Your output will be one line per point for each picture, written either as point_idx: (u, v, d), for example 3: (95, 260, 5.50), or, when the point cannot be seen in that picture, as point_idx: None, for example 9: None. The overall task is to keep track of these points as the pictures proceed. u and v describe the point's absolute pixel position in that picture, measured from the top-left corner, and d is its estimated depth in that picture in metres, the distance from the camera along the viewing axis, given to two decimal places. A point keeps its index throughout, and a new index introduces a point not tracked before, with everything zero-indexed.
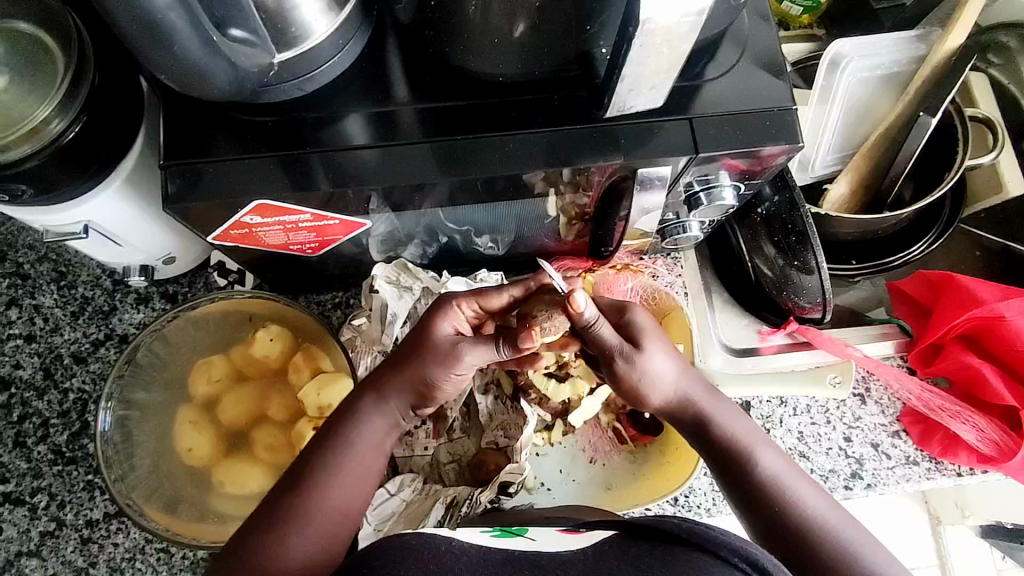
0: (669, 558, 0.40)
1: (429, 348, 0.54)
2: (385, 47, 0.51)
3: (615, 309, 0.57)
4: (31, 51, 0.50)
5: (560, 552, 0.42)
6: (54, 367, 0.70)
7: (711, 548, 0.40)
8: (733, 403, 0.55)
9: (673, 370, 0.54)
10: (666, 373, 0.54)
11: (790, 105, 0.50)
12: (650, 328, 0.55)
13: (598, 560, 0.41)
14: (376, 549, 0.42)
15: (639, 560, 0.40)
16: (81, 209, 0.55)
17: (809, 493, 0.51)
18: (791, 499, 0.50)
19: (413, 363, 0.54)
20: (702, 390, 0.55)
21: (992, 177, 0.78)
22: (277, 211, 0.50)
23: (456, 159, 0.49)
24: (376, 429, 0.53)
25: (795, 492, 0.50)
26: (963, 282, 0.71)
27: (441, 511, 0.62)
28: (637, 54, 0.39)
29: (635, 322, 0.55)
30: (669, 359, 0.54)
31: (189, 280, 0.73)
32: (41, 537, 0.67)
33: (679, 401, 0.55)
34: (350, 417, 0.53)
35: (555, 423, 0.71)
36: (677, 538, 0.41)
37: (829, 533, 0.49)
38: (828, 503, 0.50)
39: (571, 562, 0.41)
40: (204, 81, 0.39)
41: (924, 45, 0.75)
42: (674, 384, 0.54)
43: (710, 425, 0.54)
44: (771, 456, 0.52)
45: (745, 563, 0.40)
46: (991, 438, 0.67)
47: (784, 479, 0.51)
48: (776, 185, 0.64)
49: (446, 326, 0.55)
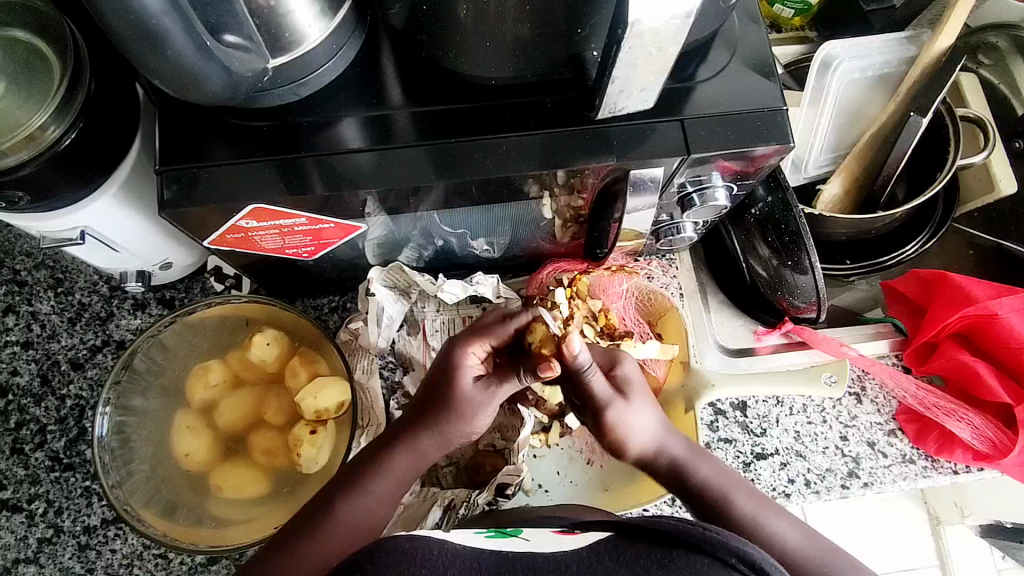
0: (666, 559, 0.40)
1: (456, 406, 0.54)
2: (380, 52, 0.51)
3: (605, 361, 0.61)
4: (28, 59, 0.51)
5: (556, 554, 0.42)
6: (51, 373, 0.71)
7: (709, 550, 0.40)
8: (706, 453, 0.59)
9: (655, 421, 0.58)
10: (648, 424, 0.58)
11: (780, 105, 0.51)
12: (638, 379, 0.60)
13: (594, 562, 0.41)
14: (369, 554, 0.42)
15: (636, 562, 0.41)
16: (76, 216, 0.55)
17: (785, 527, 0.54)
18: (768, 534, 0.54)
19: (443, 419, 0.55)
20: (680, 440, 0.59)
21: (984, 176, 0.78)
22: (273, 215, 0.50)
23: (450, 161, 0.49)
24: (400, 480, 0.55)
25: (771, 528, 0.54)
26: (956, 281, 0.72)
27: (439, 512, 0.62)
28: (626, 55, 0.39)
29: (623, 374, 0.60)
30: (648, 412, 0.58)
31: (186, 285, 0.73)
32: (39, 543, 0.67)
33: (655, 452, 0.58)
34: (381, 455, 0.55)
35: (552, 424, 0.70)
36: (676, 539, 0.41)
37: (809, 561, 0.52)
38: (804, 534, 0.54)
39: (566, 564, 0.41)
40: (199, 87, 0.40)
41: (914, 46, 0.75)
42: (654, 437, 0.58)
43: (686, 474, 0.58)
44: (748, 497, 0.56)
45: (741, 564, 0.40)
46: (987, 435, 0.67)
47: (760, 517, 0.55)
48: (769, 186, 0.65)
49: (466, 379, 0.55)
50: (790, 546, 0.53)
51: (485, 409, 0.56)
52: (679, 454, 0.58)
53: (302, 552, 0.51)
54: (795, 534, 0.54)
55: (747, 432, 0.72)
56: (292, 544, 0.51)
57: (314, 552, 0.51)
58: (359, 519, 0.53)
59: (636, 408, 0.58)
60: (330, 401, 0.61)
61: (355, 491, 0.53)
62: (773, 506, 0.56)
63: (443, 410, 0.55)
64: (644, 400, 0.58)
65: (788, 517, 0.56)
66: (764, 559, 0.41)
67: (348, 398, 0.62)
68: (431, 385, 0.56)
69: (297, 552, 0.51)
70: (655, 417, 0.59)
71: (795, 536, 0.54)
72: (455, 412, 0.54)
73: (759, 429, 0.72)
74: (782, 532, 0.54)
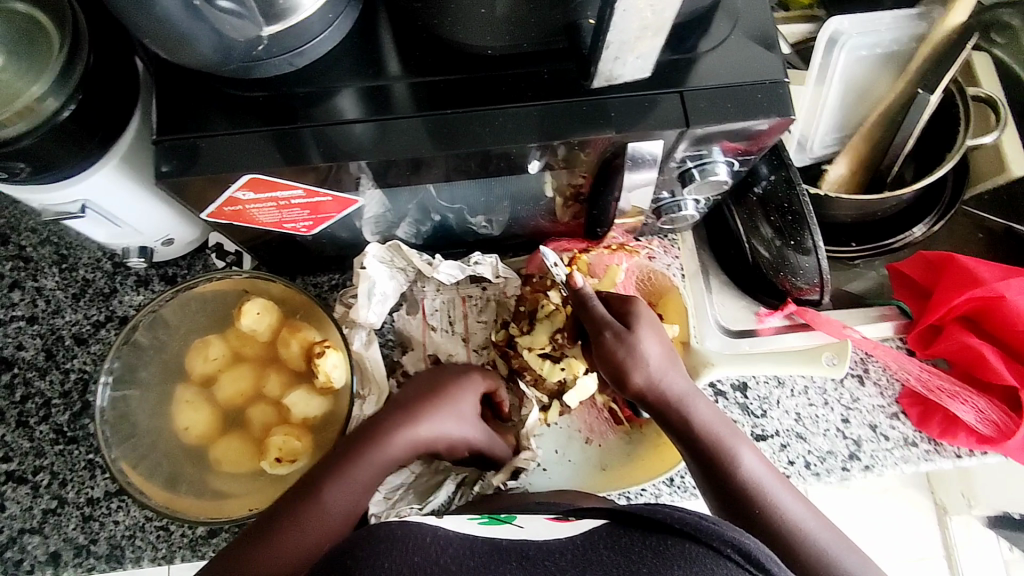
0: (661, 548, 0.40)
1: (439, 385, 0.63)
2: (376, 23, 0.51)
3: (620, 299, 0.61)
4: (28, 31, 0.51)
5: (551, 543, 0.42)
6: (55, 348, 0.71)
7: (705, 540, 0.40)
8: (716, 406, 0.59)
9: (664, 361, 0.58)
10: (655, 363, 0.57)
11: (783, 78, 0.50)
12: (650, 319, 0.59)
13: (588, 549, 0.40)
14: (360, 543, 0.41)
15: (631, 551, 0.40)
16: (76, 188, 0.55)
17: (788, 500, 0.54)
18: (771, 501, 0.54)
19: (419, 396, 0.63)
20: (689, 389, 0.58)
21: (995, 157, 0.77)
22: (269, 187, 0.50)
23: (447, 132, 0.49)
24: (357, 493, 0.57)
25: (773, 496, 0.54)
26: (963, 263, 0.71)
27: (453, 487, 0.65)
28: (620, 20, 0.39)
29: (636, 309, 0.60)
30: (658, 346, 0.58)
31: (188, 262, 0.73)
32: (44, 514, 0.67)
33: (661, 393, 0.57)
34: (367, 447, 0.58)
35: (551, 404, 0.69)
36: (670, 529, 0.40)
37: (807, 536, 0.52)
38: (804, 509, 0.54)
39: (559, 554, 0.40)
40: (188, 46, 0.39)
41: (926, 22, 0.72)
42: (664, 376, 0.58)
43: (690, 421, 0.57)
44: (753, 458, 0.56)
45: (738, 555, 0.39)
46: (990, 418, 0.67)
47: (764, 483, 0.55)
48: (771, 164, 0.64)
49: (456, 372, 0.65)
50: (790, 515, 0.53)
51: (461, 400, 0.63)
52: (690, 398, 0.58)
53: (274, 541, 0.53)
54: (796, 507, 0.54)
55: (748, 413, 0.71)
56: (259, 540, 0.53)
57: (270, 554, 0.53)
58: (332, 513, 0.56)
59: (646, 333, 0.58)
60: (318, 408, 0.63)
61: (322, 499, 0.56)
62: (779, 477, 0.56)
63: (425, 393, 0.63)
64: (656, 331, 0.59)
65: (789, 489, 0.55)
66: (763, 554, 0.40)
67: (340, 362, 0.62)
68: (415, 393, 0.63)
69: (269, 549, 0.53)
70: (661, 351, 0.58)
71: (795, 511, 0.54)
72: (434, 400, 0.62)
73: (760, 410, 0.71)
74: (784, 503, 0.54)
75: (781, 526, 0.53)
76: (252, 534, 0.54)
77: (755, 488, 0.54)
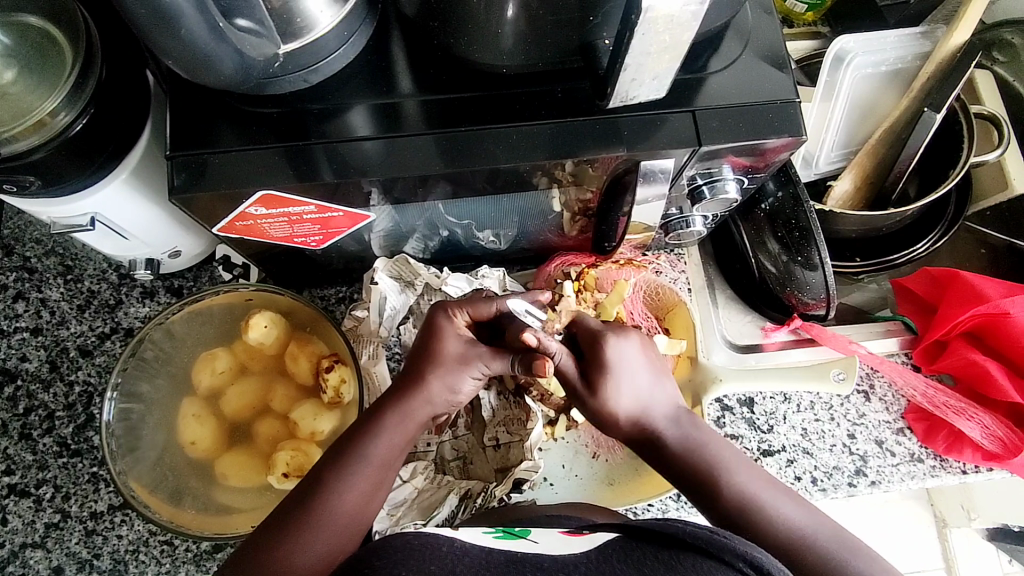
0: (672, 562, 0.40)
1: (439, 357, 0.54)
2: (390, 39, 0.51)
3: (595, 336, 0.57)
4: (42, 45, 0.51)
5: (565, 555, 0.42)
6: (60, 360, 0.71)
7: (716, 553, 0.40)
8: (700, 424, 0.57)
9: (643, 396, 0.56)
10: (633, 400, 0.55)
11: (794, 97, 0.50)
12: (628, 359, 0.55)
13: (602, 563, 0.40)
14: (377, 550, 0.41)
15: (643, 564, 0.40)
16: (86, 202, 0.55)
17: (789, 511, 0.52)
18: (769, 517, 0.51)
19: (419, 376, 0.54)
20: (670, 415, 0.56)
21: (997, 174, 0.78)
22: (281, 203, 0.50)
23: (459, 150, 0.49)
24: (393, 443, 0.52)
25: (771, 511, 0.52)
26: (968, 279, 0.71)
27: (456, 500, 0.64)
28: (639, 43, 0.39)
29: (609, 351, 0.55)
30: (634, 382, 0.55)
31: (194, 274, 0.73)
32: (46, 528, 0.67)
33: (643, 424, 0.56)
34: (363, 435, 0.52)
35: (558, 418, 0.70)
36: (683, 543, 0.40)
37: (812, 547, 0.50)
38: (805, 516, 0.52)
39: (576, 565, 0.40)
40: (210, 67, 0.40)
41: (929, 41, 0.74)
42: (643, 409, 0.56)
43: (675, 448, 0.55)
44: (746, 474, 0.54)
45: (748, 568, 0.39)
46: (996, 435, 0.67)
47: (760, 499, 0.52)
48: (779, 181, 0.64)
49: (450, 337, 0.54)
50: (792, 528, 0.51)
51: (467, 372, 0.54)
52: (672, 425, 0.56)
53: (287, 550, 0.47)
54: (797, 516, 0.52)
55: (755, 428, 0.71)
56: (287, 527, 0.48)
57: (303, 548, 0.48)
58: (346, 508, 0.50)
59: (617, 381, 0.55)
60: (325, 425, 0.62)
61: (325, 488, 0.50)
62: (778, 488, 0.54)
63: (424, 364, 0.54)
64: (631, 371, 0.55)
65: (790, 498, 0.53)
66: (772, 564, 0.40)
67: (351, 378, 0.62)
68: (407, 369, 0.55)
69: (302, 543, 0.48)
70: (639, 387, 0.55)
71: (795, 519, 0.51)
72: (438, 365, 0.54)
73: (766, 426, 0.71)
74: (783, 516, 0.52)
75: (784, 541, 0.50)
76: (269, 534, 0.49)
77: (750, 506, 0.52)
